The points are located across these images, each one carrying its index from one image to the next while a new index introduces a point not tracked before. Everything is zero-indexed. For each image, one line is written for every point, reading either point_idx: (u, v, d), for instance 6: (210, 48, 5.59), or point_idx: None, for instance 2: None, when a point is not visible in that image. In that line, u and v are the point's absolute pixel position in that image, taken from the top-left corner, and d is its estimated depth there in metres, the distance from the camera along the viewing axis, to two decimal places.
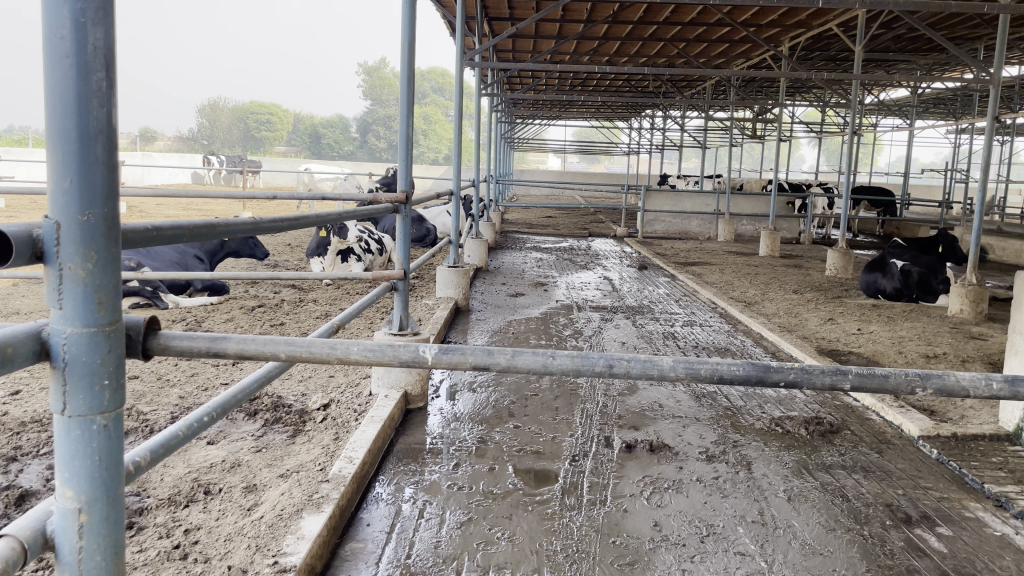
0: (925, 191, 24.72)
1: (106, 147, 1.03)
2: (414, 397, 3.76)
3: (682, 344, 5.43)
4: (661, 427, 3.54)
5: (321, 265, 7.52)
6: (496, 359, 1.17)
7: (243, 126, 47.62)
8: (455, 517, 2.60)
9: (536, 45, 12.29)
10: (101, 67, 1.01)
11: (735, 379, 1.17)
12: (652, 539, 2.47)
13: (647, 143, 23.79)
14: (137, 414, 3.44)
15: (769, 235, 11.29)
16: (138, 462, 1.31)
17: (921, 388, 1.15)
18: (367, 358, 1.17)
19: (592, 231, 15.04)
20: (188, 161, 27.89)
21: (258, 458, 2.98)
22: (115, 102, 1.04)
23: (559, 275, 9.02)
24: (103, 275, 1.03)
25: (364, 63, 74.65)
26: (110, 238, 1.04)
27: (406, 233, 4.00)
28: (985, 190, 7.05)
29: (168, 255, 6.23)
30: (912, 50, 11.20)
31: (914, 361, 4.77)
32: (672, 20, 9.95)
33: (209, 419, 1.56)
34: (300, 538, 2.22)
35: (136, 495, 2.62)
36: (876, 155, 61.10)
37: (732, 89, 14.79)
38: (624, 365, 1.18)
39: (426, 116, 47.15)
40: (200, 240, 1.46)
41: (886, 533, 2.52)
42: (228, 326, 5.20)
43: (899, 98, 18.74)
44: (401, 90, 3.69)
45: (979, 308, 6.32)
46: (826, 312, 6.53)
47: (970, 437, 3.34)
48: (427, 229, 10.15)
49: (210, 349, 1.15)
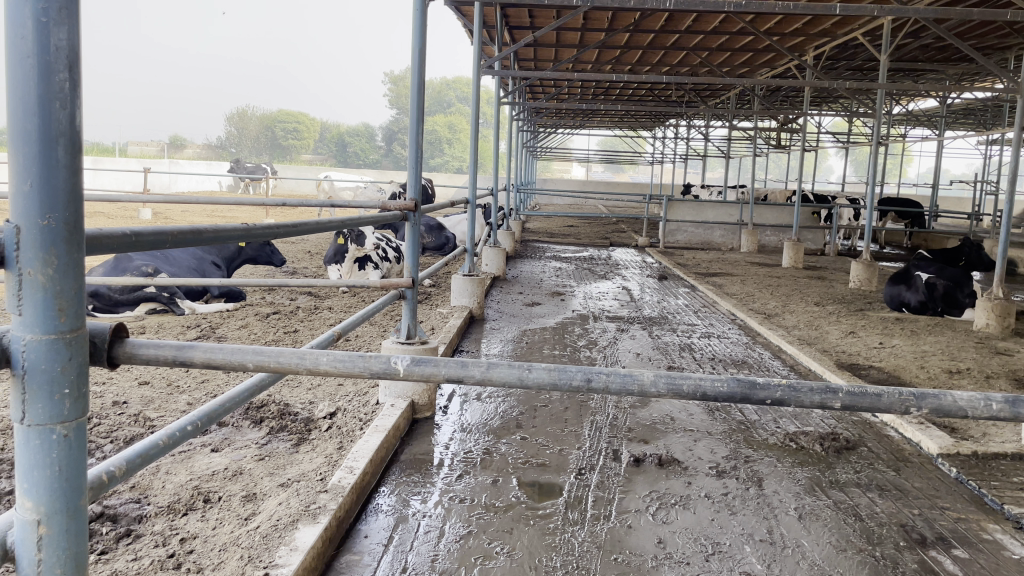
0: (955, 203, 24.26)
1: (69, 151, 1.00)
2: (422, 407, 3.73)
3: (697, 356, 5.34)
4: (672, 441, 3.47)
5: (339, 272, 7.62)
6: (471, 372, 1.13)
7: (269, 134, 48.28)
8: (455, 530, 2.56)
9: (558, 53, 12.28)
10: (64, 69, 0.99)
11: (718, 396, 1.12)
12: (655, 556, 2.40)
13: (669, 153, 23.66)
14: (143, 420, 3.45)
15: (792, 245, 11.13)
16: (112, 472, 1.28)
17: (915, 408, 1.09)
18: (337, 369, 1.15)
19: (613, 241, 14.94)
20: (214, 169, 28.29)
21: (261, 466, 2.96)
22: (79, 105, 1.02)
23: (577, 285, 8.95)
24: (64, 280, 1.01)
25: (389, 73, 75.37)
26: (71, 243, 1.01)
27: (416, 240, 3.96)
28: (1014, 202, 6.81)
29: (186, 261, 6.29)
30: (940, 60, 11.00)
31: (935, 376, 4.64)
32: (694, 29, 9.89)
33: (194, 428, 1.54)
34: (293, 549, 2.19)
35: (135, 502, 2.61)
36: (904, 165, 60.31)
37: (756, 99, 14.64)
38: (604, 379, 1.13)
39: (450, 125, 47.44)
40: (184, 246, 1.45)
41: (899, 554, 2.43)
42: (242, 332, 5.22)
43: (928, 109, 18.42)
44: (413, 98, 3.67)
45: (1007, 322, 6.13)
46: (848, 325, 6.39)
47: (992, 455, 3.22)
48: (445, 237, 10.17)
49: (177, 357, 1.12)
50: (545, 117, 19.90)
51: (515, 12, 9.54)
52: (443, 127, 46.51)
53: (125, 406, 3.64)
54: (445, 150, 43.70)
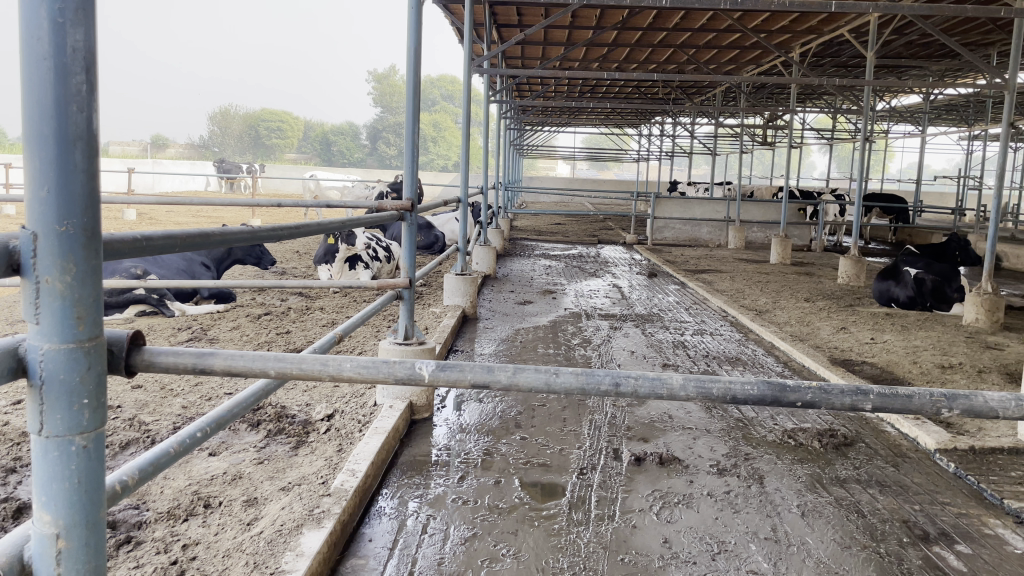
0: (938, 198, 24.53)
1: (86, 154, 0.98)
2: (420, 407, 3.72)
3: (692, 352, 5.35)
4: (672, 439, 3.47)
5: (329, 272, 7.56)
6: (496, 376, 1.12)
7: (253, 133, 47.91)
8: (460, 533, 2.54)
9: (545, 51, 12.26)
10: (80, 70, 0.96)
11: (748, 399, 1.11)
12: (662, 556, 2.40)
13: (655, 150, 23.73)
14: (138, 424, 3.40)
15: (779, 241, 11.18)
16: (125, 482, 1.25)
17: (947, 408, 1.09)
18: (361, 375, 1.12)
19: (601, 238, 14.96)
20: (197, 168, 28.02)
21: (261, 469, 2.93)
22: (95, 108, 0.99)
23: (568, 282, 8.96)
24: (82, 288, 0.98)
25: (373, 70, 74.77)
26: (90, 248, 0.99)
27: (411, 240, 3.92)
28: (1001, 197, 6.87)
29: (175, 263, 6.22)
30: (924, 57, 11.10)
31: (928, 371, 4.68)
32: (681, 27, 9.91)
33: (202, 434, 1.51)
34: (299, 554, 2.16)
35: (134, 509, 2.57)
36: (886, 161, 60.99)
37: (741, 96, 14.72)
38: (631, 384, 1.12)
39: (435, 122, 47.25)
40: (193, 250, 1.42)
41: (903, 551, 2.44)
42: (233, 334, 5.17)
43: (911, 105, 18.59)
44: (407, 96, 3.63)
45: (995, 317, 6.20)
46: (839, 321, 6.44)
47: (988, 449, 3.25)
48: (434, 236, 10.12)
49: (196, 365, 1.11)
50: (532, 115, 19.90)
51: (503, 10, 9.51)
52: (428, 125, 46.35)
53: (119, 410, 3.59)
54: (431, 149, 43.65)
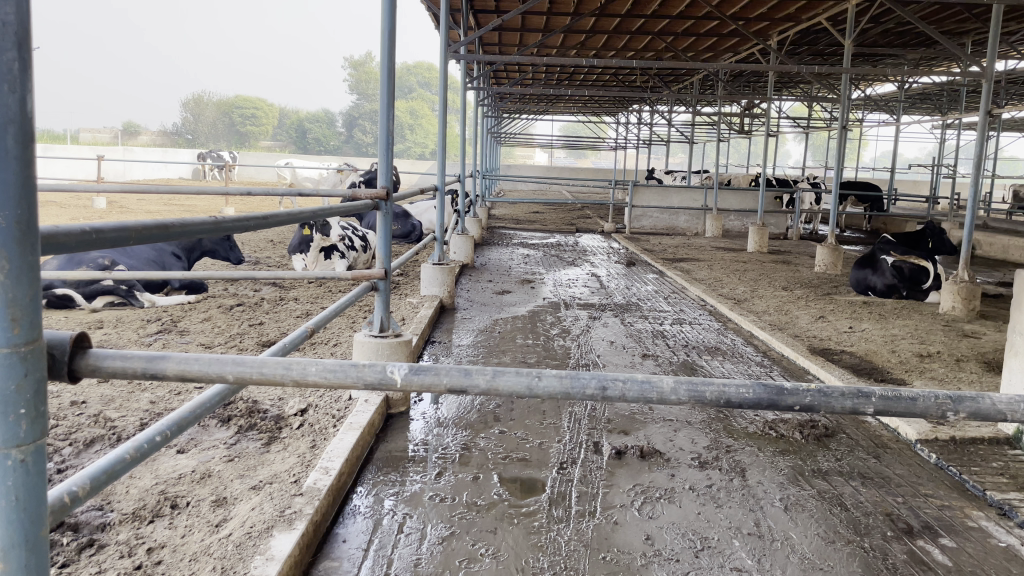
0: (913, 186, 24.78)
1: (19, 138, 0.87)
2: (396, 402, 3.64)
3: (671, 342, 5.32)
4: (652, 431, 3.42)
5: (303, 262, 7.41)
6: (474, 380, 1.06)
7: (226, 120, 47.04)
8: (438, 532, 2.47)
9: (522, 37, 12.14)
10: (11, 46, 0.86)
11: (744, 403, 1.06)
12: (644, 554, 2.35)
13: (633, 138, 23.66)
14: (104, 420, 3.28)
15: (757, 230, 11.19)
16: (75, 493, 1.15)
17: (952, 411, 1.04)
18: (328, 380, 1.05)
19: (579, 226, 14.85)
20: (171, 157, 27.42)
21: (231, 467, 2.83)
22: (29, 89, 0.89)
23: (546, 272, 8.89)
24: (17, 287, 0.88)
25: (349, 58, 73.95)
26: (26, 243, 0.89)
27: (386, 229, 3.80)
28: (978, 186, 6.87)
29: (143, 253, 6.05)
30: (900, 45, 11.17)
31: (907, 360, 4.70)
32: (659, 13, 9.84)
33: (161, 439, 1.42)
34: (269, 558, 2.08)
35: (97, 510, 2.46)
36: (860, 149, 61.64)
37: (719, 84, 14.69)
38: (619, 387, 1.07)
39: (412, 110, 46.84)
40: (149, 242, 1.31)
41: (888, 545, 2.42)
42: (205, 326, 5.03)
43: (885, 94, 18.74)
44: (382, 82, 3.51)
45: (972, 305, 6.25)
46: (817, 309, 6.46)
47: (969, 440, 3.25)
48: (412, 225, 9.99)
49: (147, 369, 1.03)
50: (510, 102, 19.75)
51: None
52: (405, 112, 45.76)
53: (84, 406, 3.46)
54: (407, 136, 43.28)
